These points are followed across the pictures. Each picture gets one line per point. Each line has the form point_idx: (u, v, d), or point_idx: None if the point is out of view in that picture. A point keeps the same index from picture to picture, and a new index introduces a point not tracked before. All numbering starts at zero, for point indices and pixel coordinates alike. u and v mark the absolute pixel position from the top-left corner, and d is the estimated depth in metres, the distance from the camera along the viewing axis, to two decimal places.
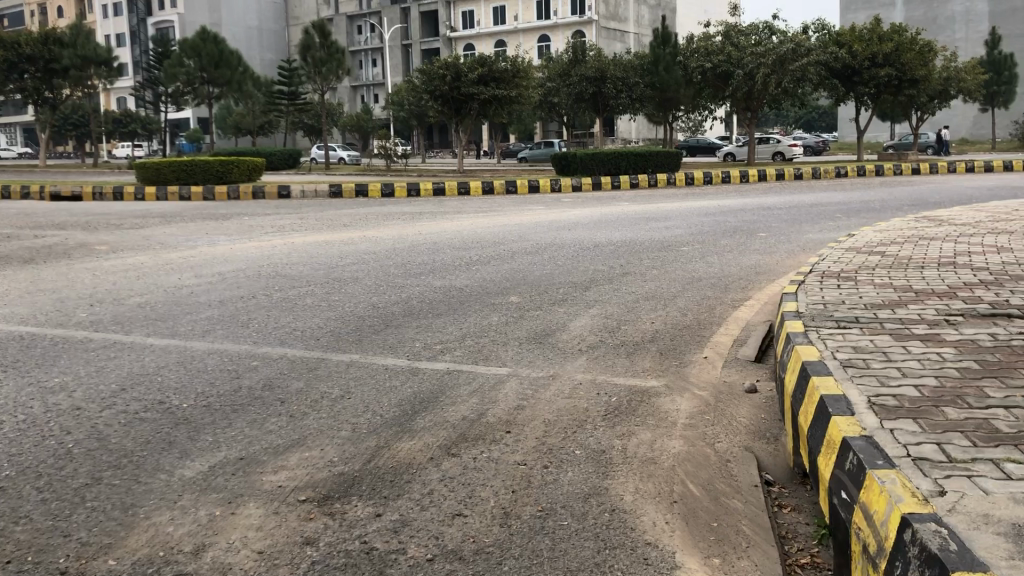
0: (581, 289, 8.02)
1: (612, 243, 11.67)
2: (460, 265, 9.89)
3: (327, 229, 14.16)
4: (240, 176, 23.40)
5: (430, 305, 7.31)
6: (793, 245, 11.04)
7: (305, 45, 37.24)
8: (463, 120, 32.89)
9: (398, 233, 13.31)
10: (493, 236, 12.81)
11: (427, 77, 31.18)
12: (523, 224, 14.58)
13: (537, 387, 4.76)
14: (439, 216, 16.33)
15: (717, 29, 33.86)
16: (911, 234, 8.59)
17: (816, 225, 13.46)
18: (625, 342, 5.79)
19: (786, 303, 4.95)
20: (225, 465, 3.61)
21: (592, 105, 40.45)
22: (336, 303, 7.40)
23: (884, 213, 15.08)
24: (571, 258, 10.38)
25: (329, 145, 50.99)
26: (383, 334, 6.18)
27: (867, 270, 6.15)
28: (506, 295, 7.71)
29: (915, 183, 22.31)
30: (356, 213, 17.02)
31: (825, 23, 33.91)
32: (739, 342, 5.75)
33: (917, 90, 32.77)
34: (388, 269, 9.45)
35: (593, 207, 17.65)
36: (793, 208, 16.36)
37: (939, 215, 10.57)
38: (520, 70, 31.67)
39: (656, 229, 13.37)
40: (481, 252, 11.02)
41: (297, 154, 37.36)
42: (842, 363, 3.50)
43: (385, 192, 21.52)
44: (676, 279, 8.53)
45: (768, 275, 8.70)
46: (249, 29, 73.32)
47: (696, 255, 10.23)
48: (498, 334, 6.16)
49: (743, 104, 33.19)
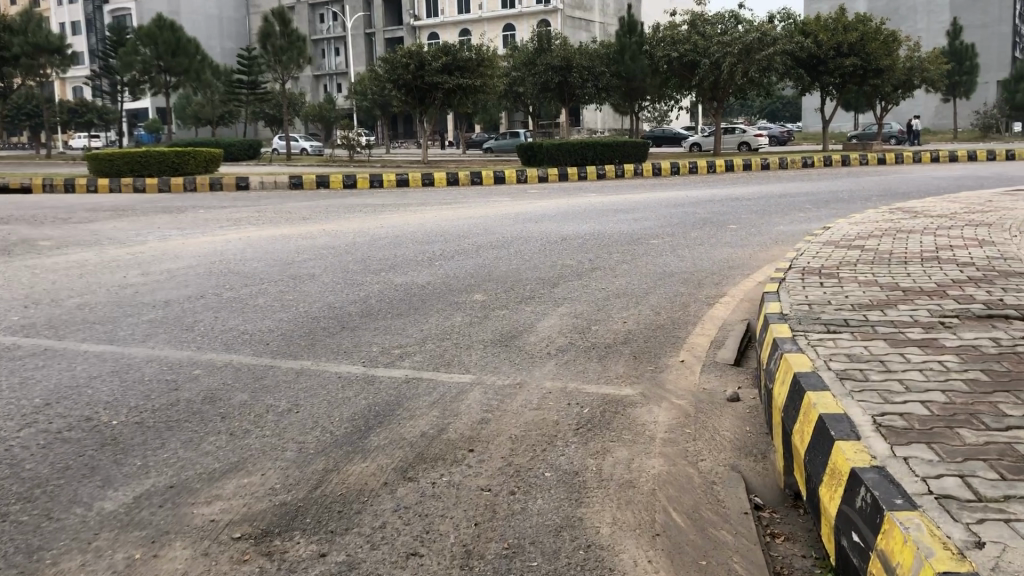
0: (548, 285, 7.66)
1: (581, 237, 11.35)
2: (424, 259, 9.49)
3: (286, 222, 13.66)
4: (197, 167, 22.75)
5: (390, 304, 6.91)
6: (765, 237, 10.78)
7: (265, 33, 36.48)
8: (427, 110, 32.38)
9: (359, 226, 12.85)
10: (458, 229, 12.43)
11: (390, 66, 30.61)
12: (488, 216, 14.20)
13: (503, 396, 4.40)
14: (402, 208, 15.89)
15: (683, 19, 33.64)
16: (888, 226, 8.36)
17: (786, 216, 13.25)
18: (596, 344, 5.46)
19: (768, 304, 4.63)
20: (151, 495, 3.22)
21: (558, 95, 40.08)
22: (290, 304, 6.97)
23: (853, 204, 14.90)
24: (539, 252, 10.03)
25: (292, 135, 50.19)
26: (339, 337, 5.78)
27: (849, 266, 5.86)
28: (471, 292, 7.34)
29: (881, 173, 22.25)
30: (316, 205, 16.54)
31: (791, 12, 33.83)
32: (716, 344, 5.43)
33: (882, 81, 32.83)
34: (347, 265, 9.03)
35: (560, 198, 17.32)
36: (762, 198, 16.15)
37: (912, 206, 10.39)
38: (485, 59, 31.27)
39: (625, 221, 13.07)
40: (445, 245, 10.63)
41: (258, 145, 36.59)
42: (837, 375, 3.18)
43: (347, 183, 21.03)
44: (646, 274, 8.22)
45: (741, 269, 8.43)
46: (208, 17, 71.98)
47: (667, 248, 9.93)
48: (461, 336, 5.79)
49: (709, 94, 33.01)
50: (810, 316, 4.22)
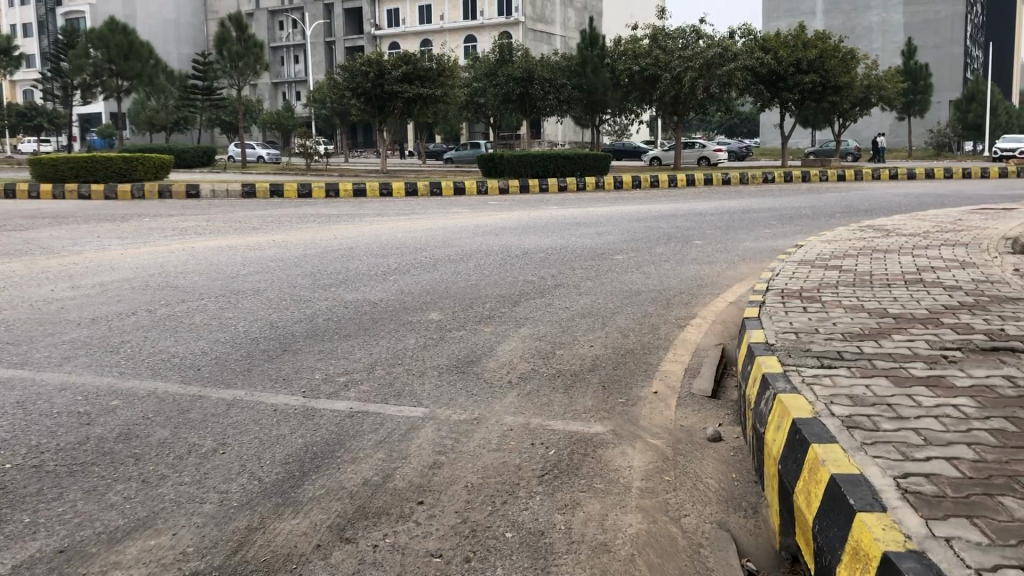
0: (510, 304, 7.21)
1: (542, 251, 10.92)
2: (378, 274, 8.99)
3: (234, 233, 13.06)
4: (146, 174, 21.97)
5: (338, 324, 6.41)
6: (732, 255, 10.46)
7: (221, 38, 35.70)
8: (386, 120, 31.82)
9: (313, 238, 12.30)
10: (415, 241, 11.93)
11: (349, 74, 30.03)
12: (447, 228, 13.75)
13: (458, 434, 3.92)
14: (358, 219, 15.36)
15: (645, 33, 33.51)
16: (862, 244, 8.05)
17: (752, 233, 12.98)
18: (561, 371, 5.01)
19: (753, 332, 4.22)
20: (35, 564, 2.69)
21: (520, 106, 39.71)
22: (229, 323, 6.42)
23: (817, 221, 14.71)
24: (499, 267, 9.59)
25: (248, 143, 49.33)
26: (280, 361, 5.26)
27: (831, 288, 5.50)
28: (427, 311, 6.86)
29: (841, 190, 22.21)
30: (269, 215, 15.97)
31: (751, 28, 33.88)
32: (690, 372, 5.02)
33: (840, 98, 32.99)
34: (296, 280, 8.49)
35: (520, 210, 16.91)
36: (725, 214, 15.92)
37: (883, 224, 10.14)
38: (445, 69, 30.88)
39: (587, 235, 12.68)
40: (401, 259, 10.13)
41: (212, 152, 35.71)
42: (842, 423, 2.76)
43: (302, 192, 20.46)
44: (611, 293, 7.80)
45: (710, 288, 8.06)
46: (164, 22, 70.71)
47: (632, 265, 9.56)
48: (414, 361, 5.31)
49: (669, 108, 32.90)
50: (799, 348, 3.81)
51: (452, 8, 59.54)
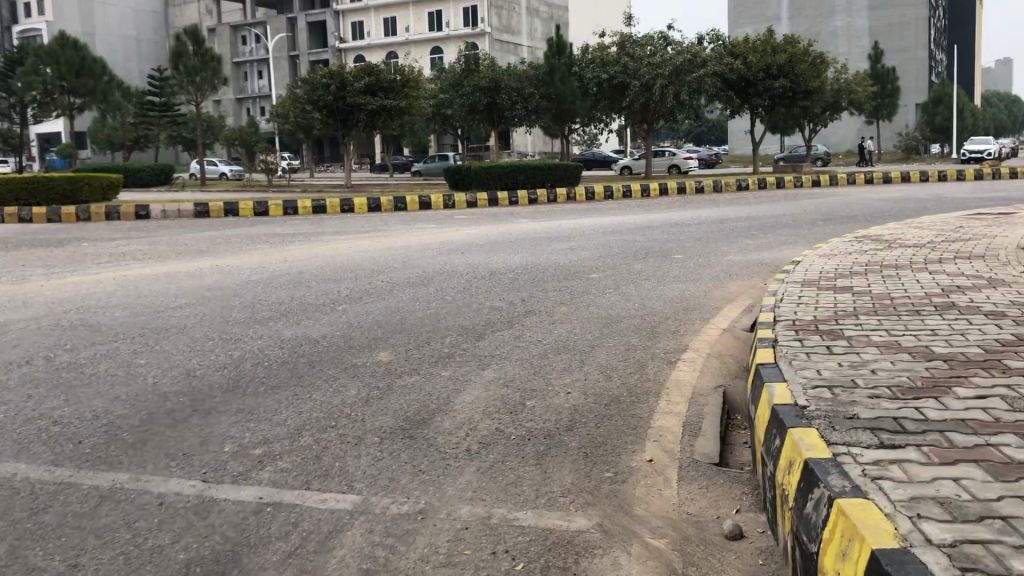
0: (472, 338, 6.25)
1: (510, 271, 9.98)
2: (325, 303, 7.98)
3: (177, 258, 11.97)
4: (93, 195, 20.79)
5: (268, 371, 5.42)
6: (717, 270, 9.61)
7: (177, 52, 34.38)
8: (350, 133, 30.77)
9: (261, 262, 11.25)
10: (372, 262, 10.93)
11: (309, 87, 28.95)
12: (409, 246, 12.77)
13: (395, 539, 2.97)
14: (315, 238, 14.33)
15: (613, 40, 32.82)
16: (865, 259, 7.23)
17: (734, 244, 12.16)
18: (530, 433, 4.06)
19: (774, 388, 3.28)
20: None
21: (487, 116, 38.77)
22: (138, 373, 5.41)
23: (802, 230, 13.95)
24: (463, 291, 8.63)
25: (209, 160, 47.96)
26: (183, 428, 4.26)
27: (851, 319, 4.60)
28: (376, 349, 5.90)
29: (821, 196, 21.51)
30: (220, 235, 14.93)
31: (719, 33, 33.21)
32: (691, 429, 4.07)
33: (812, 103, 32.42)
34: (231, 313, 7.47)
35: (489, 225, 15.99)
36: (704, 224, 15.11)
37: (879, 233, 9.35)
38: (408, 79, 29.91)
39: (560, 251, 11.74)
40: (355, 284, 9.13)
41: (169, 170, 34.51)
42: (949, 562, 1.85)
43: (257, 211, 19.37)
44: (588, 320, 6.88)
45: (699, 311, 7.15)
46: (124, 39, 69.27)
47: (610, 286, 8.66)
48: (352, 422, 4.31)
49: (639, 116, 32.09)
50: (841, 414, 2.89)
51: (417, 19, 58.81)
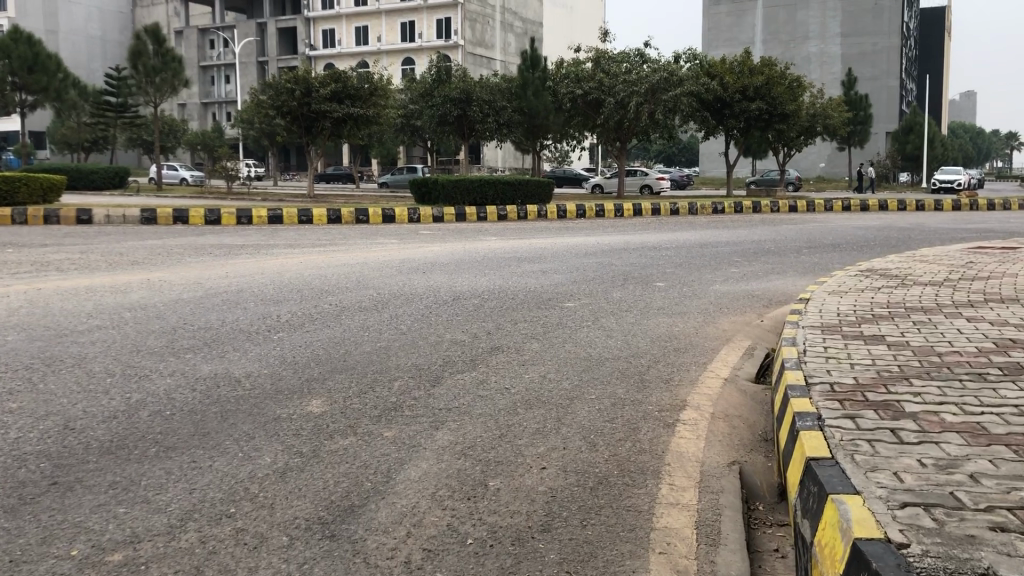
0: (427, 383, 5.21)
1: (475, 296, 8.96)
2: (260, 332, 6.89)
3: (108, 269, 10.82)
4: (32, 196, 19.43)
5: (168, 426, 4.30)
6: (705, 303, 8.66)
7: (136, 51, 33.00)
8: (315, 141, 29.64)
9: (198, 277, 10.13)
10: (321, 281, 9.84)
11: (273, 91, 27.79)
12: (367, 264, 11.72)
13: None
14: (265, 251, 13.24)
15: (588, 56, 32.16)
16: (881, 298, 6.32)
17: (718, 272, 11.26)
18: (495, 534, 3.03)
19: (844, 509, 2.28)
20: None
21: (457, 129, 37.79)
22: (0, 423, 4.27)
23: (787, 258, 13.13)
24: (421, 318, 7.58)
25: (169, 165, 46.48)
26: (27, 515, 3.16)
27: (902, 387, 3.62)
28: (308, 396, 4.87)
29: (800, 222, 20.76)
30: (162, 245, 13.75)
31: (697, 53, 32.55)
32: (707, 533, 3.08)
33: (788, 127, 31.70)
34: (145, 341, 6.36)
35: (454, 241, 14.97)
36: (682, 248, 14.25)
37: (885, 267, 8.46)
38: (377, 87, 28.83)
39: (531, 274, 10.74)
40: (299, 307, 8.06)
41: (123, 173, 33.15)
42: None
43: (209, 219, 18.21)
44: (565, 361, 5.87)
45: (689, 354, 6.15)
46: (89, 38, 67.57)
47: (586, 318, 7.66)
48: (257, 512, 3.23)
49: (613, 134, 31.29)
50: (968, 570, 1.90)
51: (390, 30, 57.94)
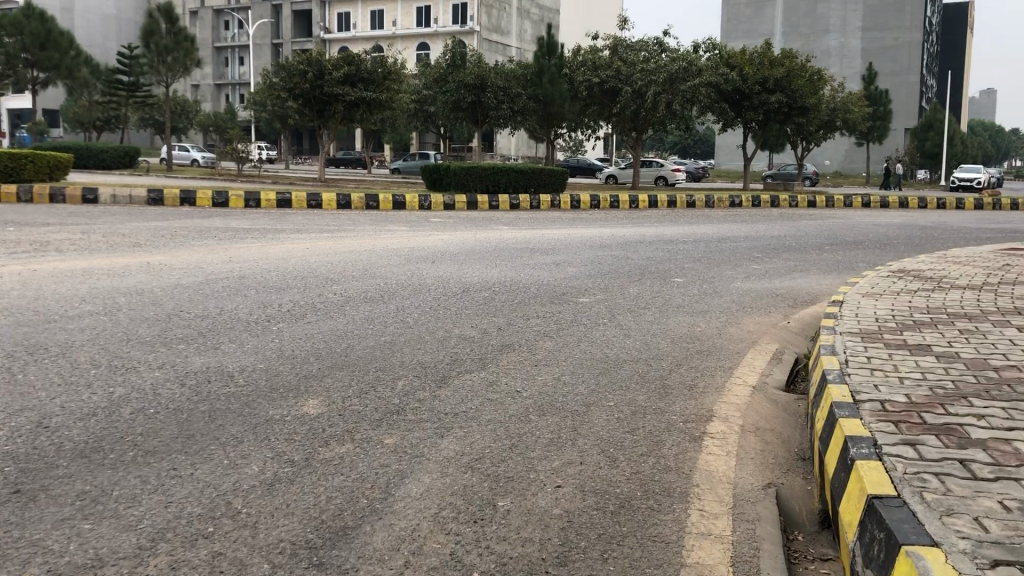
0: (434, 383, 4.84)
1: (486, 288, 8.58)
2: (260, 322, 6.54)
3: (109, 251, 10.51)
4: (39, 174, 19.13)
5: (151, 427, 3.95)
6: (726, 301, 8.27)
7: (148, 30, 32.66)
8: (328, 124, 29.26)
9: (200, 261, 9.80)
10: (327, 269, 9.50)
11: (286, 73, 27.46)
12: (374, 251, 11.38)
13: None
14: (271, 236, 12.91)
15: (605, 44, 31.68)
16: (920, 303, 5.92)
17: (737, 268, 10.89)
18: (505, 567, 2.69)
19: (925, 568, 1.91)
20: None
21: (471, 116, 37.43)
22: None
23: (807, 254, 12.73)
24: (429, 311, 7.23)
25: (180, 146, 46.21)
26: None
27: (959, 408, 3.24)
28: (305, 396, 4.52)
29: (818, 217, 20.36)
30: (166, 227, 13.42)
31: (716, 44, 32.04)
32: (745, 572, 2.73)
33: (807, 120, 31.13)
34: (136, 329, 6.00)
35: (466, 230, 14.63)
36: (700, 242, 13.89)
37: (918, 267, 8.06)
38: (391, 71, 28.47)
39: (545, 266, 10.37)
40: (303, 296, 7.72)
41: (134, 153, 32.90)
42: None
43: (216, 201, 17.90)
44: (581, 362, 5.50)
45: (713, 357, 5.79)
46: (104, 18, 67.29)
47: (602, 315, 7.29)
48: (238, 538, 2.85)
49: (628, 125, 30.89)
50: None
51: (405, 14, 57.56)
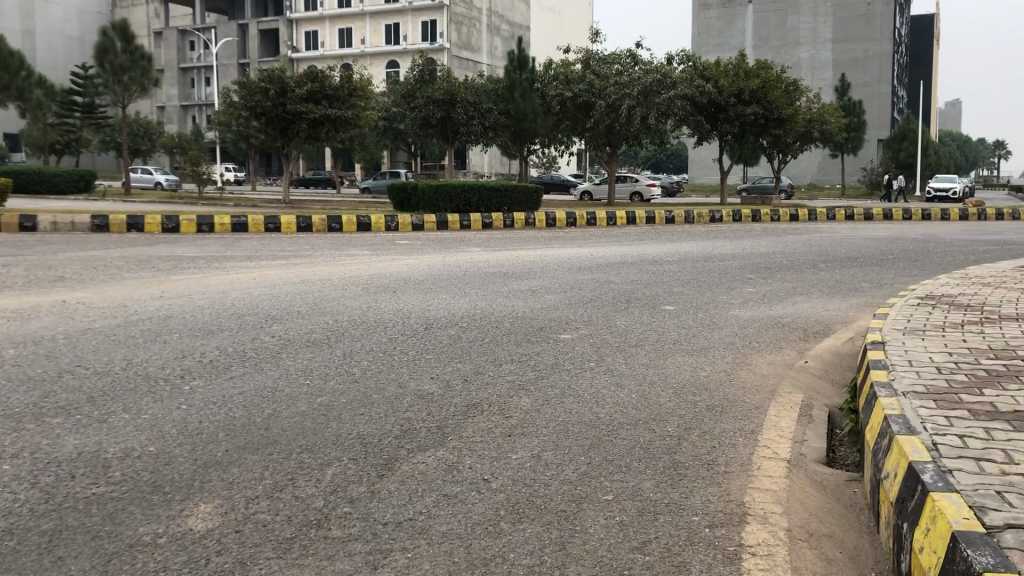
0: (374, 472, 3.67)
1: (451, 324, 7.41)
2: (172, 381, 5.29)
3: (25, 288, 9.22)
4: None
5: None
6: (728, 334, 7.17)
7: (102, 48, 31.25)
8: (290, 143, 28.00)
9: (127, 299, 8.55)
10: (273, 305, 8.28)
11: (246, 91, 26.16)
12: (327, 281, 10.18)
13: None
14: (217, 265, 11.67)
15: (577, 57, 30.86)
16: (975, 341, 4.86)
17: (731, 292, 9.83)
18: None
19: None
20: None
21: (441, 132, 36.39)
22: None
23: (803, 274, 11.69)
24: (382, 357, 6.06)
25: (143, 169, 44.65)
26: None
27: None
28: (199, 499, 3.36)
29: (802, 232, 19.44)
30: (103, 258, 12.16)
31: (690, 55, 31.13)
32: None
33: (784, 131, 30.26)
34: (7, 397, 4.76)
35: (434, 253, 13.49)
36: (687, 262, 12.81)
37: (945, 293, 7.03)
38: (357, 88, 27.28)
39: (519, 294, 9.23)
40: (233, 342, 6.49)
41: (89, 176, 31.41)
42: None
43: (166, 226, 16.60)
44: (569, 430, 4.33)
45: (729, 416, 4.66)
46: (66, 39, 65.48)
47: (589, 357, 6.13)
48: None
49: (603, 139, 29.87)
50: None
51: (374, 33, 56.61)
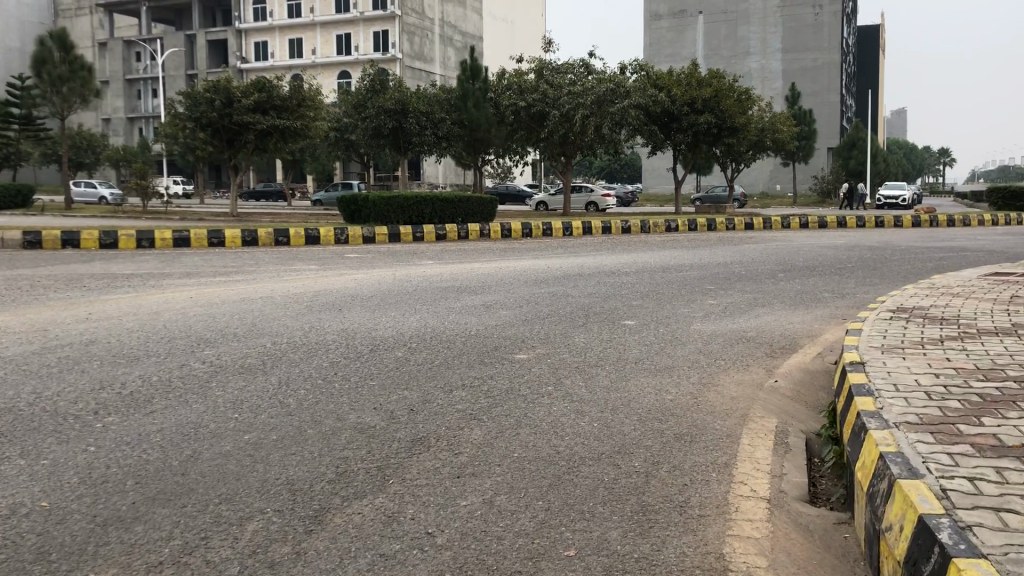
0: (302, 527, 3.20)
1: (398, 345, 6.92)
2: (82, 418, 4.73)
3: None
4: None
5: None
6: (692, 350, 6.79)
7: (39, 57, 30.22)
8: (238, 155, 27.30)
9: (49, 321, 7.93)
10: (208, 326, 7.73)
11: (190, 102, 25.40)
12: (269, 298, 9.64)
13: None
14: (152, 282, 11.04)
15: (530, 67, 30.57)
16: (957, 358, 4.53)
17: (691, 304, 9.48)
18: None
19: None
20: None
21: (393, 143, 35.88)
22: None
23: (764, 284, 11.41)
24: (321, 385, 5.55)
25: (85, 183, 43.39)
26: None
27: None
28: (90, 568, 2.86)
29: (758, 240, 19.30)
30: (30, 276, 11.48)
31: (642, 64, 30.98)
32: None
33: (738, 140, 30.24)
34: None
35: (384, 266, 13.01)
36: (645, 273, 12.47)
37: (914, 304, 6.75)
38: (306, 98, 26.67)
39: (473, 310, 8.79)
40: (159, 371, 5.93)
41: (27, 190, 30.36)
42: None
43: (104, 242, 15.89)
44: (526, 467, 3.89)
45: (701, 445, 4.26)
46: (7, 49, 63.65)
47: (545, 381, 5.70)
48: None
49: (557, 148, 29.56)
50: None
51: (325, 43, 55.62)
